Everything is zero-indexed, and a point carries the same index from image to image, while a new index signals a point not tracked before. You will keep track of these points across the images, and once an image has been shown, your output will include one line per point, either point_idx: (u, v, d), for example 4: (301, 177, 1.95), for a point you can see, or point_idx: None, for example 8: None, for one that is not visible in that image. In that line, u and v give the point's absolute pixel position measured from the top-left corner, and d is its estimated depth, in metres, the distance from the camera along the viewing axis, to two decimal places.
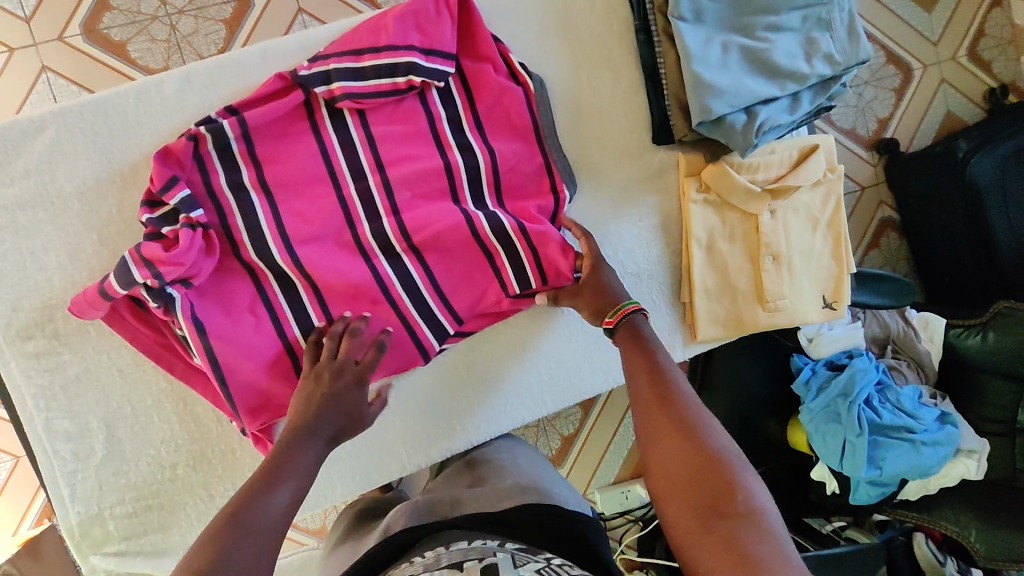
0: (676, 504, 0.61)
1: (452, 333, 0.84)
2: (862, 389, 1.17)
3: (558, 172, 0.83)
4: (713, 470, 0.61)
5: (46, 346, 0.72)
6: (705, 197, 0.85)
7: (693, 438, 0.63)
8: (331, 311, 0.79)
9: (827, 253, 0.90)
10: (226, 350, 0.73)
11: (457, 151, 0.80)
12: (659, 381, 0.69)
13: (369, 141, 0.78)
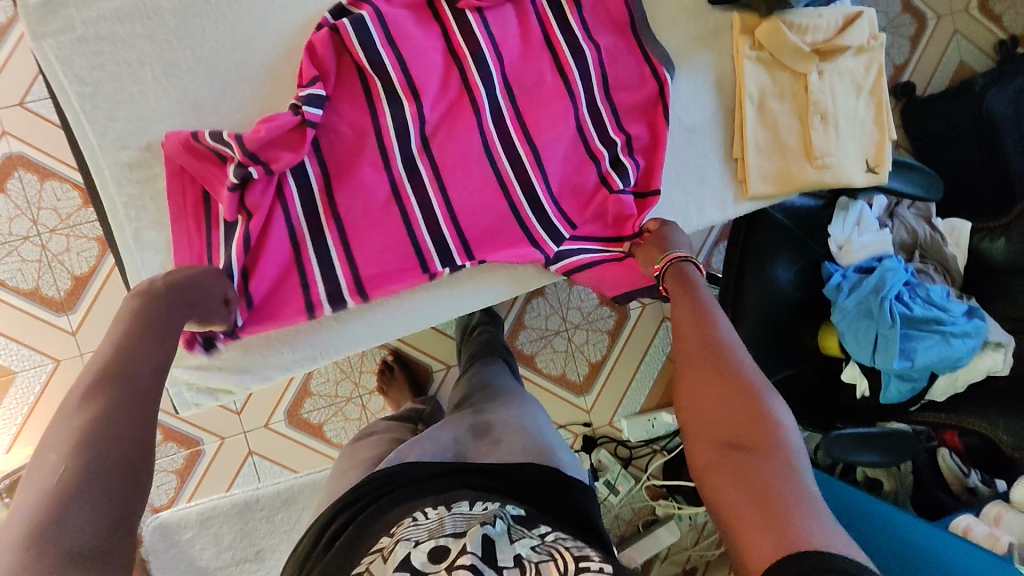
0: (702, 438, 0.67)
1: (567, 237, 0.88)
2: (892, 287, 1.22)
3: (655, 55, 0.88)
4: (745, 405, 0.66)
5: (139, 157, 0.79)
6: (758, 55, 0.90)
7: (729, 375, 0.69)
8: (458, 215, 0.84)
9: (870, 119, 0.95)
10: (352, 208, 0.82)
11: (569, 52, 0.86)
12: (701, 331, 0.74)
13: (492, 44, 0.84)
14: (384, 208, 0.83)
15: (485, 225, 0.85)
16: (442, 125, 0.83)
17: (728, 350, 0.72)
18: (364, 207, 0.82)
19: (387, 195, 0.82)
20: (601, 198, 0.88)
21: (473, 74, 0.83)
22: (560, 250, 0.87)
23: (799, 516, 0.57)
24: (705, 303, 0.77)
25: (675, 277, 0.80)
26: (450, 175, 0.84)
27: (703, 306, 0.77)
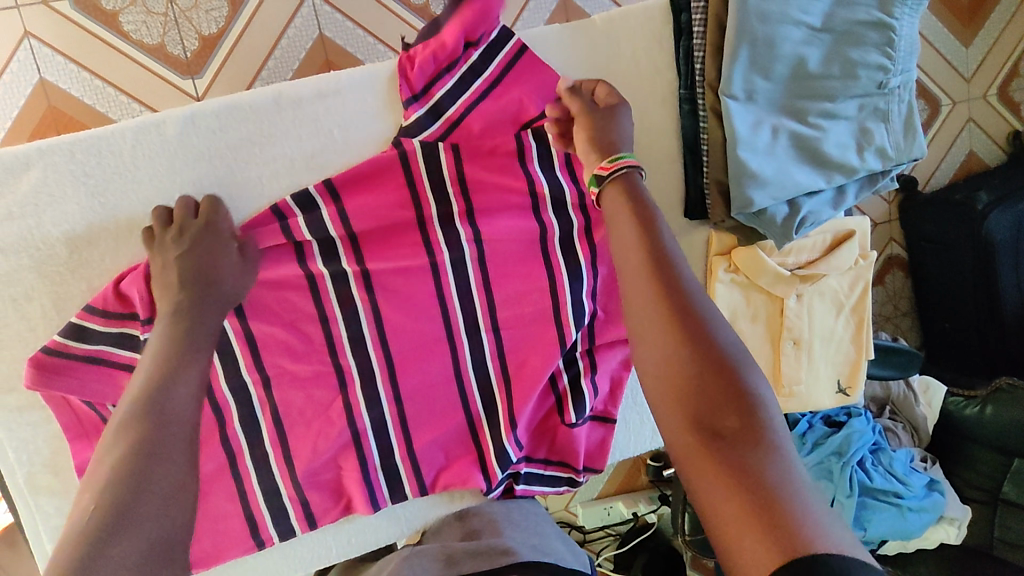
0: (669, 415, 0.47)
1: (514, 460, 0.80)
2: (857, 451, 1.18)
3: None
4: (709, 364, 0.47)
5: (26, 400, 0.67)
6: (732, 278, 0.82)
7: (687, 325, 0.49)
8: (413, 439, 0.77)
9: (848, 338, 0.88)
10: (300, 445, 0.73)
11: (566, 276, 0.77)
12: (652, 273, 0.54)
13: (480, 260, 0.75)
14: (327, 413, 0.74)
15: (435, 441, 0.78)
16: (414, 348, 0.75)
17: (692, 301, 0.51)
18: (308, 441, 0.73)
19: (340, 428, 0.74)
20: (549, 435, 0.82)
21: (453, 292, 0.75)
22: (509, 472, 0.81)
23: (801, 514, 0.38)
24: (660, 246, 0.56)
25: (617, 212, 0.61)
26: (408, 404, 0.76)
27: (660, 247, 0.56)
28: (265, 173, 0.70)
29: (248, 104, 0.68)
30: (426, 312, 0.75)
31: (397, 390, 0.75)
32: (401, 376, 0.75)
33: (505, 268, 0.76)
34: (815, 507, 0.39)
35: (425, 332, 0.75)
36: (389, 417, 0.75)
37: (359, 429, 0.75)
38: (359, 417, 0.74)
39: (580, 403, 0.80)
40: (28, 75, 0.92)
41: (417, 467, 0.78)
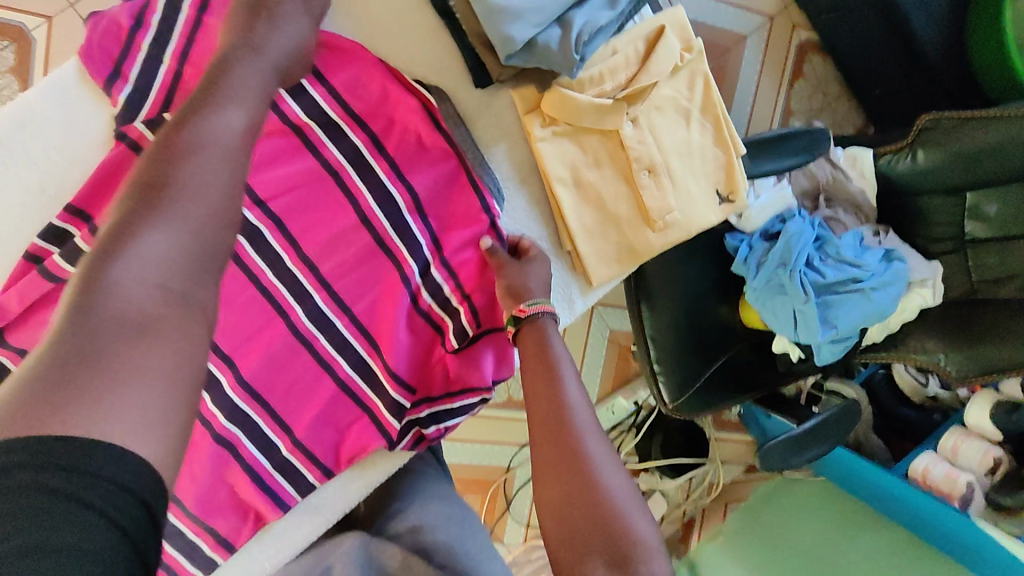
0: (560, 547, 0.55)
1: (410, 403, 0.76)
2: (800, 255, 1.10)
3: (478, 177, 0.73)
4: (592, 511, 0.55)
5: None
6: (553, 131, 0.74)
7: (580, 470, 0.58)
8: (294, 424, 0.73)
9: (709, 143, 0.80)
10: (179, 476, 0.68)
11: (374, 199, 0.71)
12: (553, 421, 0.62)
13: (272, 218, 0.68)
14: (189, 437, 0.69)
15: (318, 420, 0.74)
16: (246, 335, 0.69)
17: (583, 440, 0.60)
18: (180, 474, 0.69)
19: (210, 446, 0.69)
20: (444, 364, 0.77)
21: (259, 265, 0.68)
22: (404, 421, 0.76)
23: None
24: (557, 385, 0.65)
25: (531, 355, 0.68)
26: (271, 394, 0.71)
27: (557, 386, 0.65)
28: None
29: None
30: (239, 296, 0.68)
31: (249, 385, 0.70)
32: (246, 372, 0.70)
33: (305, 218, 0.69)
34: None
35: (252, 317, 0.69)
36: (254, 416, 0.71)
37: (234, 439, 0.70)
38: (223, 431, 0.69)
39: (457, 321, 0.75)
40: None
41: (309, 453, 0.74)
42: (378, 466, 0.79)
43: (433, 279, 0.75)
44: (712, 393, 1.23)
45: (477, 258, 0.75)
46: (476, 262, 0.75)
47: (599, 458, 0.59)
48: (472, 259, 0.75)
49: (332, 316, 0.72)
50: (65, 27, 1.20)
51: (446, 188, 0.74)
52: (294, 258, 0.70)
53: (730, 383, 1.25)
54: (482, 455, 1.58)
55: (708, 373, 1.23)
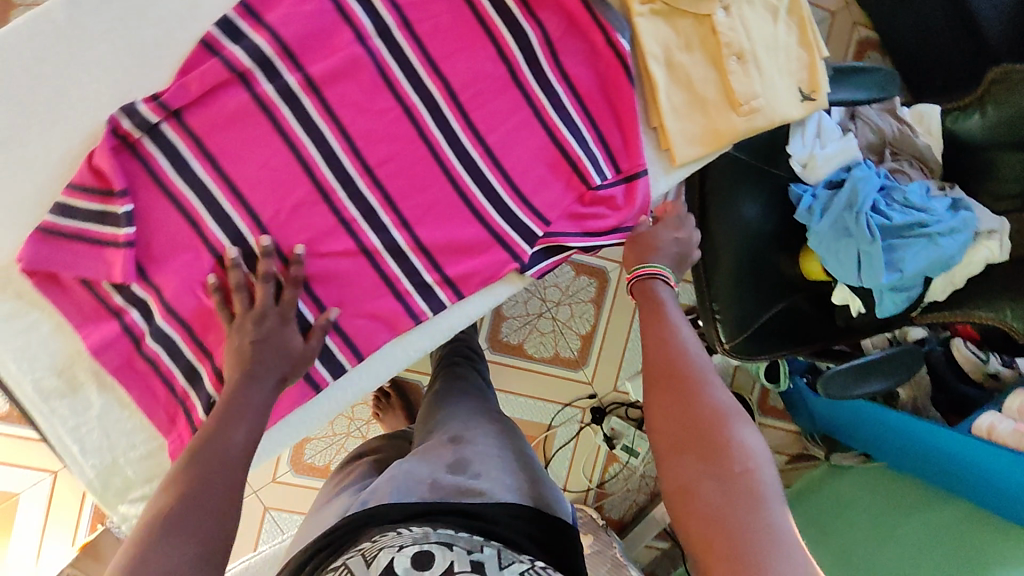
0: (674, 461, 0.59)
1: (540, 235, 0.81)
2: (867, 198, 1.12)
3: (603, 15, 0.78)
4: (699, 428, 0.60)
5: (12, 307, 0.70)
6: (651, 9, 0.80)
7: (688, 393, 0.63)
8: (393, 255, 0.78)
9: (794, 42, 0.85)
10: (305, 262, 0.75)
11: (509, 33, 0.78)
12: (665, 357, 0.67)
13: (417, 41, 0.76)
14: (298, 247, 0.75)
15: (446, 242, 0.79)
16: (387, 140, 0.76)
17: (691, 368, 0.66)
18: (313, 262, 0.76)
19: (345, 241, 0.76)
20: (575, 203, 0.82)
21: (401, 79, 0.76)
22: (532, 252, 0.82)
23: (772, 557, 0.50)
24: (662, 324, 0.72)
25: (645, 307, 0.75)
26: (405, 207, 0.78)
27: (667, 327, 0.71)
28: (159, 31, 0.71)
29: None
30: (382, 105, 0.76)
31: (386, 192, 0.77)
32: (384, 178, 0.77)
33: (448, 47, 0.77)
34: (788, 550, 0.50)
35: (394, 129, 0.76)
36: (389, 226, 0.78)
37: (353, 245, 0.77)
38: (359, 230, 0.77)
39: (595, 162, 0.82)
40: None
41: (444, 272, 0.80)
42: (464, 307, 0.81)
43: (564, 118, 0.80)
44: (772, 338, 1.24)
45: (602, 103, 0.81)
46: (608, 106, 0.81)
47: (705, 381, 0.64)
48: (594, 103, 0.81)
49: (468, 140, 0.79)
50: None
51: (570, 34, 0.79)
52: (435, 81, 0.77)
53: (789, 333, 1.25)
54: (525, 410, 1.59)
55: (767, 317, 1.23)
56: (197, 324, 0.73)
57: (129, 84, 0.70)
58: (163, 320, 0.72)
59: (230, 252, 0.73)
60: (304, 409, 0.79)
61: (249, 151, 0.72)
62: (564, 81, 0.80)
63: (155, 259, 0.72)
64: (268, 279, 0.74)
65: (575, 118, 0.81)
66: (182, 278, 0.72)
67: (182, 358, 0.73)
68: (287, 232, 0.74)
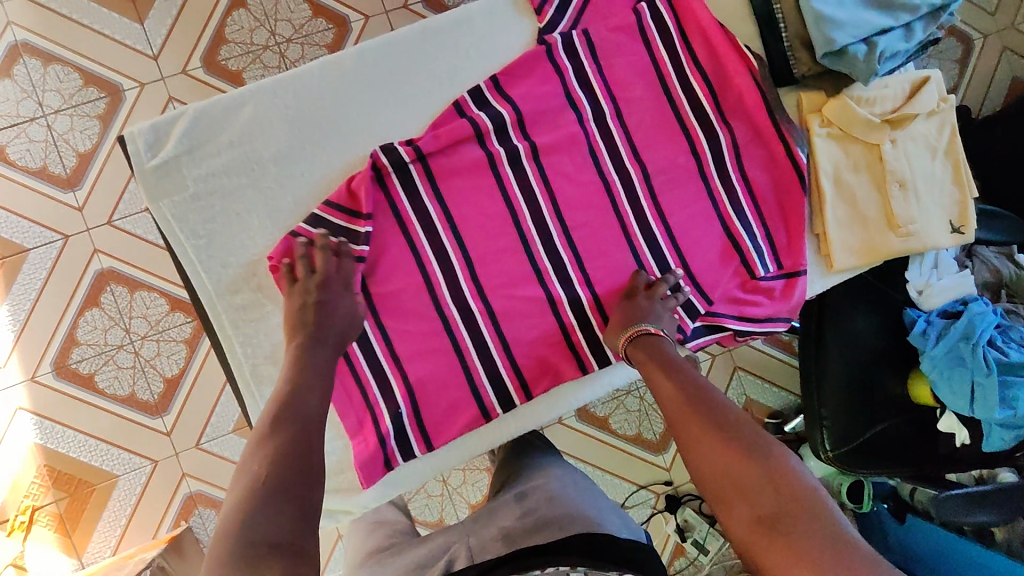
0: (733, 506, 0.59)
1: (702, 312, 0.89)
2: (984, 333, 1.17)
3: (788, 131, 0.89)
4: (749, 466, 0.60)
5: (253, 298, 0.81)
6: (828, 132, 0.90)
7: (730, 433, 0.63)
8: (574, 308, 0.87)
9: (948, 179, 0.94)
10: (500, 301, 0.85)
11: (703, 133, 0.89)
12: (694, 403, 0.68)
13: (625, 129, 0.89)
14: (498, 288, 0.85)
15: (620, 306, 0.88)
16: (586, 207, 0.88)
17: (722, 409, 0.67)
18: (504, 303, 0.85)
19: (535, 289, 0.86)
20: (736, 289, 0.91)
21: (607, 158, 0.88)
22: (693, 327, 0.89)
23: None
24: (675, 374, 0.73)
25: (651, 361, 0.77)
26: (590, 269, 0.88)
27: (683, 374, 0.73)
28: (423, 90, 0.85)
29: (403, 36, 0.84)
30: (587, 178, 0.88)
31: (577, 253, 0.87)
32: (577, 241, 0.87)
33: (650, 137, 0.89)
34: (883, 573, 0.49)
35: (593, 201, 0.88)
36: (574, 284, 0.87)
37: (542, 295, 0.86)
38: (549, 283, 0.87)
39: (761, 257, 0.90)
40: None
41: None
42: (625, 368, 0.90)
43: (739, 212, 0.90)
44: (869, 453, 1.27)
45: (774, 205, 0.91)
46: (780, 209, 0.91)
47: (744, 421, 0.65)
48: (767, 203, 0.91)
49: (653, 218, 0.89)
50: (376, 25, 1.50)
51: (756, 142, 0.90)
52: (634, 164, 0.89)
53: (886, 452, 1.28)
54: (600, 484, 1.60)
55: (868, 434, 1.27)
56: (398, 338, 0.83)
57: (389, 128, 0.84)
58: (372, 331, 0.82)
59: (439, 282, 0.84)
60: (469, 435, 0.87)
61: (473, 199, 0.85)
62: (743, 181, 0.90)
63: (375, 276, 0.82)
64: (466, 310, 0.85)
65: (749, 215, 0.90)
66: (397, 298, 0.83)
67: (379, 368, 0.83)
68: (490, 273, 0.85)
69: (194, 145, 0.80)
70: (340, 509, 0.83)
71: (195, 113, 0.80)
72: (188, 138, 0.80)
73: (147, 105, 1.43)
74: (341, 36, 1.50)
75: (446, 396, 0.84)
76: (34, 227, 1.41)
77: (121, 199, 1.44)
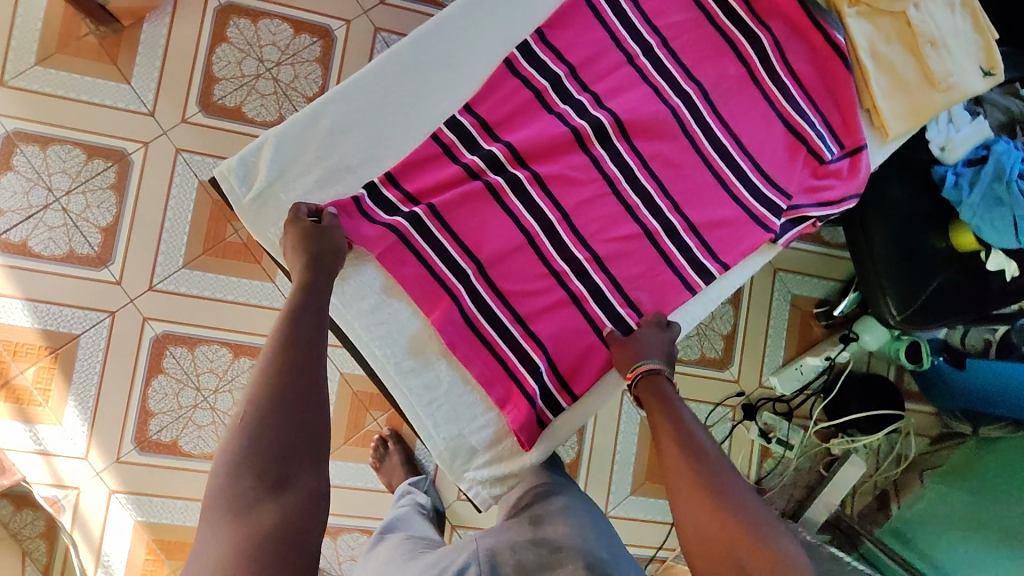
0: (699, 564, 0.69)
1: (784, 208, 0.94)
2: (1013, 168, 1.23)
3: (821, 19, 0.96)
4: (720, 541, 0.68)
5: (378, 302, 0.85)
6: (857, 10, 0.96)
7: (719, 502, 0.70)
8: (671, 232, 0.91)
9: (970, 29, 1.00)
10: (602, 243, 0.90)
11: (745, 41, 0.96)
12: (696, 465, 0.74)
13: (674, 55, 0.94)
14: (598, 231, 0.90)
15: (711, 220, 0.92)
16: (658, 135, 0.92)
17: (721, 476, 0.73)
18: (606, 244, 0.90)
19: (632, 224, 0.91)
20: (808, 178, 0.96)
21: (664, 85, 0.93)
22: (780, 223, 0.94)
23: None
24: (686, 429, 0.77)
25: (655, 406, 0.80)
26: (675, 193, 0.92)
27: (684, 427, 0.78)
28: (482, 65, 0.90)
29: (452, 17, 0.89)
30: (651, 107, 0.92)
31: (661, 179, 0.92)
32: (657, 169, 0.92)
33: (698, 57, 0.95)
34: None
35: (662, 128, 0.92)
36: (664, 211, 0.91)
37: (638, 228, 0.91)
38: (642, 215, 0.91)
39: (825, 142, 0.96)
40: (191, 181, 1.38)
41: (709, 246, 0.92)
42: (728, 279, 0.93)
43: (794, 105, 0.96)
44: (926, 309, 1.36)
45: (823, 90, 0.98)
46: (829, 94, 0.98)
47: (720, 489, 0.71)
48: (815, 91, 0.98)
49: (719, 130, 0.94)
50: (359, 28, 1.46)
51: (793, 37, 0.97)
52: (690, 86, 0.94)
53: (945, 303, 1.36)
54: None
55: (926, 291, 1.35)
56: (518, 300, 0.87)
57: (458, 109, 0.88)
58: (492, 301, 0.86)
59: (543, 239, 0.88)
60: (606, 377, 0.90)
61: (552, 156, 0.89)
62: (789, 76, 0.97)
63: (483, 245, 0.87)
64: (573, 259, 0.89)
65: (803, 105, 0.96)
66: (507, 262, 0.87)
67: (508, 334, 0.86)
68: (587, 219, 0.90)
69: (284, 168, 0.84)
70: (509, 475, 0.87)
71: (276, 138, 0.84)
72: (277, 164, 0.84)
73: (158, 162, 1.37)
74: (327, 47, 1.47)
75: (576, 345, 0.88)
76: (79, 313, 1.34)
77: (157, 259, 1.37)
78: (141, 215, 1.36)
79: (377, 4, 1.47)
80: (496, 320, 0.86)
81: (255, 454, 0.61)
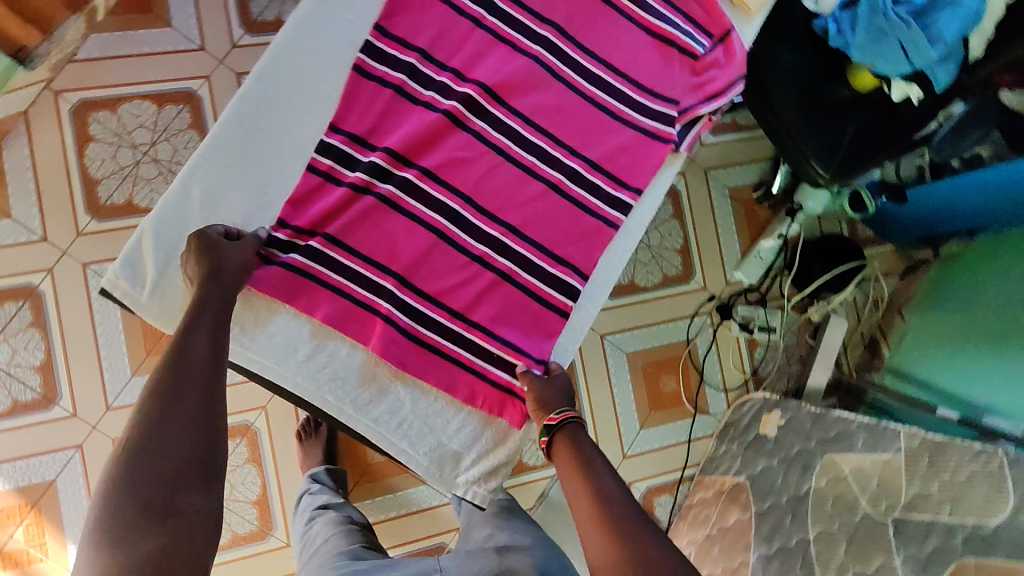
0: None
1: (676, 116, 0.95)
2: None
3: None
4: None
5: (314, 347, 0.84)
6: None
7: (622, 548, 0.70)
8: (576, 177, 0.91)
9: None
10: (513, 211, 0.89)
11: None
12: (605, 513, 0.74)
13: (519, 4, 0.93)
14: (506, 201, 0.89)
15: (609, 152, 0.92)
16: (530, 89, 0.92)
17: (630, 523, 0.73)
18: (517, 211, 0.89)
19: (536, 183, 0.90)
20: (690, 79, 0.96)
21: (520, 38, 0.92)
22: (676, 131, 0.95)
23: None
24: (599, 480, 0.78)
25: (568, 458, 0.82)
26: (566, 137, 0.92)
27: (597, 477, 0.78)
28: (334, 80, 0.88)
29: (287, 41, 0.86)
30: (515, 64, 0.91)
31: (549, 130, 0.91)
32: (542, 121, 0.91)
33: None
34: None
35: (532, 81, 0.92)
36: (561, 159, 0.91)
37: (544, 184, 0.91)
38: (542, 170, 0.91)
39: (693, 37, 0.96)
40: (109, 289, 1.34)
41: (616, 178, 0.93)
42: (643, 203, 0.95)
43: (650, 12, 0.96)
44: (852, 156, 1.37)
45: None
46: None
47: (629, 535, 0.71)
48: None
49: (588, 63, 0.94)
50: (220, 80, 1.41)
51: None
52: (546, 29, 0.93)
53: (868, 145, 1.37)
54: (659, 336, 1.66)
55: (846, 140, 1.36)
56: (450, 296, 0.87)
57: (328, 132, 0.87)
58: (423, 306, 0.86)
59: (455, 229, 0.88)
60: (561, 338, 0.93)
61: (436, 143, 0.88)
62: None
63: (396, 256, 0.85)
64: (492, 237, 0.89)
65: (660, 10, 0.96)
66: (424, 264, 0.86)
67: (452, 332, 0.87)
68: (491, 192, 0.89)
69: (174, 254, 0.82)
70: (500, 466, 0.88)
71: (153, 227, 0.81)
72: (163, 252, 0.81)
73: (69, 283, 1.33)
74: (196, 110, 1.42)
75: (522, 317, 0.89)
76: (47, 457, 1.31)
77: (105, 377, 1.34)
78: (73, 341, 1.33)
79: (229, 50, 1.42)
80: (435, 324, 0.86)
81: (132, 495, 0.60)
